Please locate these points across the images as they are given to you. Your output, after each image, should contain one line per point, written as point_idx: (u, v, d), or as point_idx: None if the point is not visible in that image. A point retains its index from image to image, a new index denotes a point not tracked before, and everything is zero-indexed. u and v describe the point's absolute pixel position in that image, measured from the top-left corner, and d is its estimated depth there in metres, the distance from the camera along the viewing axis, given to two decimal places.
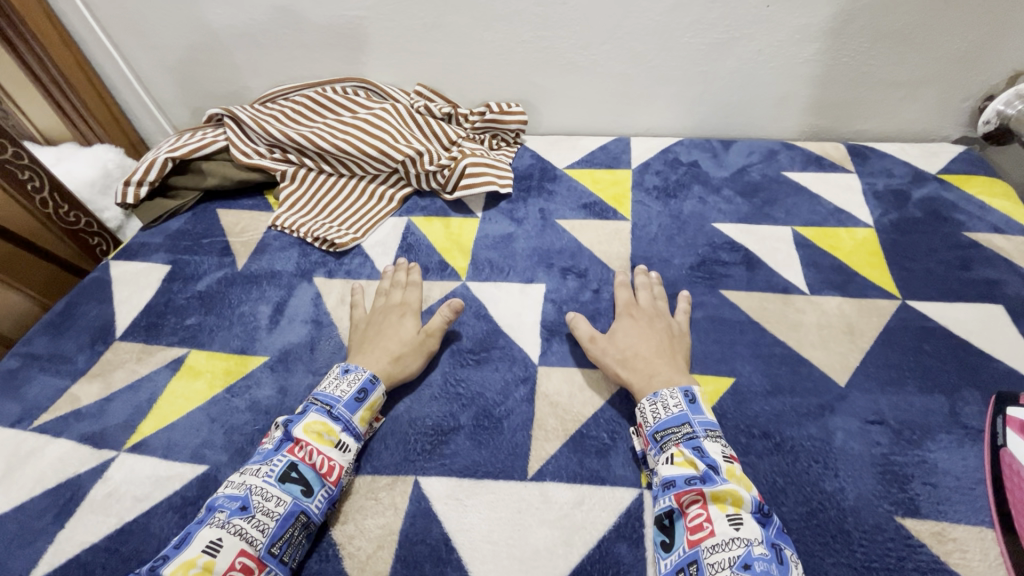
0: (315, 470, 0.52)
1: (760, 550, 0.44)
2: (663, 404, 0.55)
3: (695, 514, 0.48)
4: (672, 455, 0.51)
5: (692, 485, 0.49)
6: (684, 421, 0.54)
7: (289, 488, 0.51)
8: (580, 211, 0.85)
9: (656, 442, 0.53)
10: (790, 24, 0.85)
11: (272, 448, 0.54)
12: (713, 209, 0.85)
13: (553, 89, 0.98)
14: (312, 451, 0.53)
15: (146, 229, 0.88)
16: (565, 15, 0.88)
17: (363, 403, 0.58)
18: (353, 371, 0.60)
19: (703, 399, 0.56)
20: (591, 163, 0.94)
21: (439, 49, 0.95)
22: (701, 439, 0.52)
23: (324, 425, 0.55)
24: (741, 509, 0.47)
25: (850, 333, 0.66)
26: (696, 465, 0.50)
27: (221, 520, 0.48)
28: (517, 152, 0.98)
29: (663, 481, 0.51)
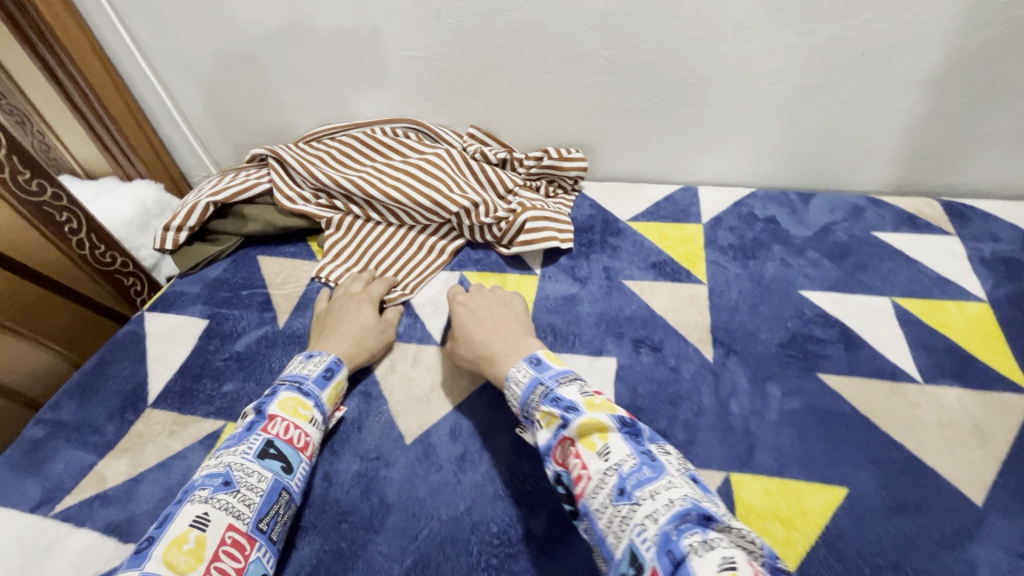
0: (289, 446, 0.52)
1: (628, 465, 0.44)
2: (518, 380, 0.55)
3: (573, 465, 0.46)
4: (539, 419, 0.50)
5: (560, 436, 0.48)
6: (536, 384, 0.53)
7: (269, 464, 0.49)
8: (648, 271, 0.78)
9: (528, 414, 0.52)
10: (886, 73, 0.77)
11: (244, 429, 0.52)
12: (798, 273, 0.76)
13: (615, 134, 0.92)
14: (289, 427, 0.53)
15: (184, 276, 0.83)
16: (635, 59, 0.81)
17: (331, 381, 0.59)
18: (317, 356, 0.61)
19: (547, 360, 0.57)
20: (657, 216, 0.87)
21: (495, 91, 0.89)
22: (557, 388, 0.52)
23: (297, 400, 0.55)
24: (606, 436, 0.46)
25: (979, 435, 0.57)
26: (557, 414, 0.49)
27: (204, 497, 0.45)
28: (575, 201, 0.91)
29: (546, 446, 0.49)
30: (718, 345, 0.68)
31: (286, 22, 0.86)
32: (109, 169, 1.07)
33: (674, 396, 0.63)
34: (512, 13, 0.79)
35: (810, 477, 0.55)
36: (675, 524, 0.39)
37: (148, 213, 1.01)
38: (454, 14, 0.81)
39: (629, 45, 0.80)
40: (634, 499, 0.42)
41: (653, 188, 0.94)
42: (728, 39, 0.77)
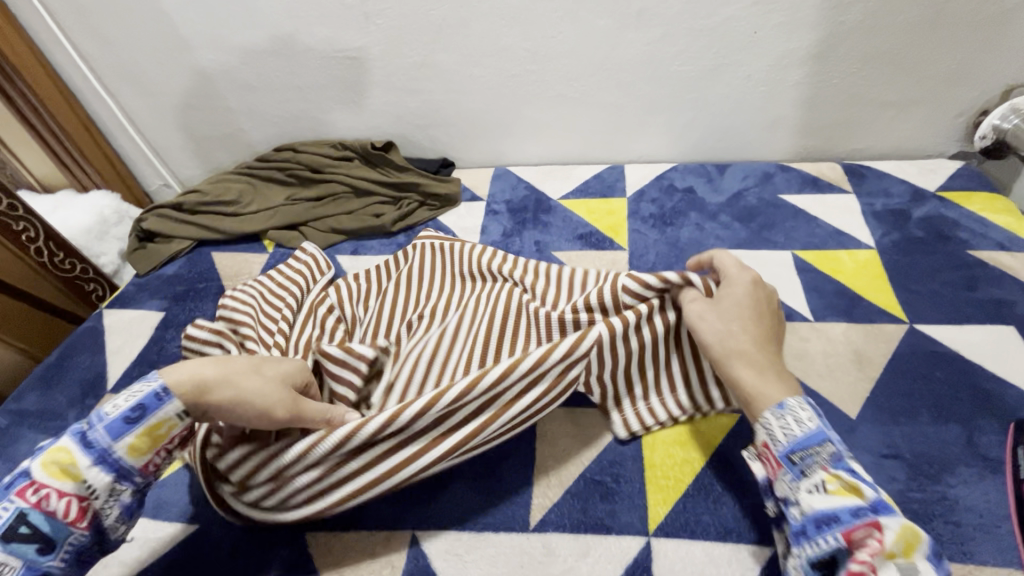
0: (54, 519, 0.42)
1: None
2: (796, 420, 0.46)
3: (861, 542, 0.39)
4: (825, 482, 0.42)
5: (862, 517, 0.40)
6: (825, 439, 0.44)
7: (19, 548, 0.41)
8: (576, 242, 0.85)
9: (795, 465, 0.45)
10: (777, 49, 0.85)
11: (6, 484, 0.43)
12: (710, 236, 0.84)
13: (544, 122, 0.99)
14: (47, 496, 0.42)
15: (143, 276, 0.88)
16: (553, 50, 0.88)
17: (136, 425, 0.45)
18: (140, 381, 0.46)
19: (830, 418, 0.48)
20: (586, 193, 0.95)
21: (429, 86, 0.96)
22: (850, 462, 0.43)
23: (69, 455, 0.43)
24: (913, 556, 0.38)
25: (858, 361, 0.65)
26: (861, 495, 0.41)
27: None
28: (511, 185, 0.98)
29: (816, 515, 0.42)
30: None
31: (226, 32, 0.92)
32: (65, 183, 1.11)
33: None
34: (436, 10, 0.85)
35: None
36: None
37: (106, 223, 1.04)
38: (382, 15, 0.87)
39: (546, 35, 0.87)
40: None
41: (584, 170, 1.02)
42: (634, 26, 0.84)
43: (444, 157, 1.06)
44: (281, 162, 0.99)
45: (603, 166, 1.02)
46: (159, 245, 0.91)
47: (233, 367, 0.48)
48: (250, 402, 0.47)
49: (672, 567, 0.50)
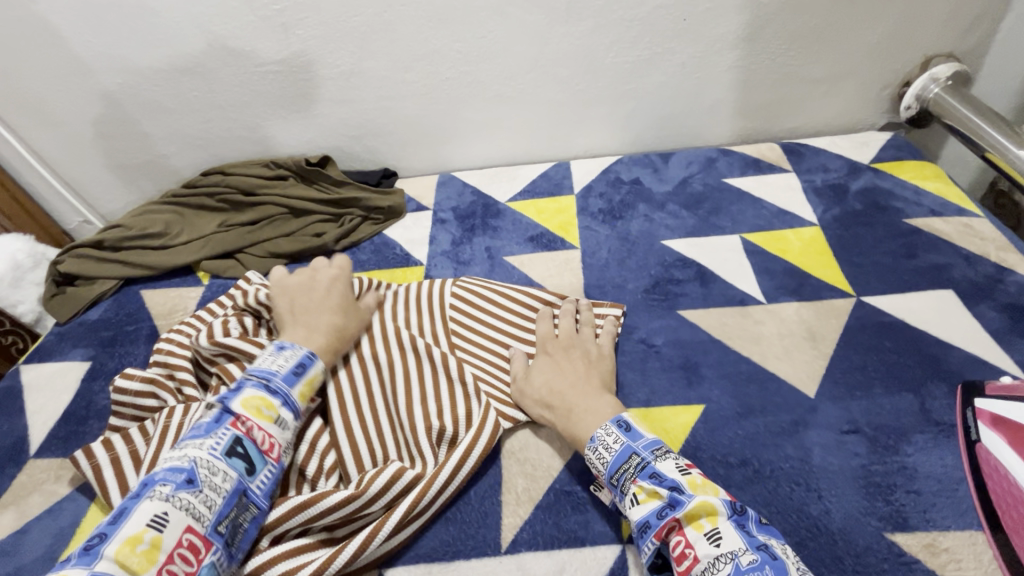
0: (255, 446, 0.48)
1: (748, 558, 0.40)
2: (606, 445, 0.51)
3: (675, 542, 0.44)
4: (634, 494, 0.47)
5: (665, 518, 0.44)
6: (630, 454, 0.49)
7: (234, 463, 0.46)
8: (527, 245, 0.84)
9: (616, 488, 0.48)
10: (708, 35, 0.85)
11: (211, 421, 0.48)
12: (658, 225, 0.84)
13: (484, 123, 0.96)
14: (254, 426, 0.49)
15: (64, 324, 0.82)
16: (485, 49, 0.86)
17: (302, 377, 0.55)
18: (289, 348, 0.57)
19: (638, 422, 0.52)
20: (534, 193, 0.93)
21: (362, 95, 0.92)
22: (653, 464, 0.48)
23: (262, 399, 0.51)
24: (717, 520, 0.43)
25: (812, 339, 0.65)
26: (661, 496, 0.46)
27: (164, 494, 0.43)
28: (457, 191, 0.96)
29: (638, 528, 0.45)
30: None
31: (133, 52, 0.86)
32: None
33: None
34: (360, 16, 0.82)
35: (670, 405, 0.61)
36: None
37: (20, 268, 0.95)
38: (301, 25, 0.83)
39: (477, 35, 0.84)
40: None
41: (530, 169, 1.00)
42: (564, 20, 0.83)
43: (385, 168, 1.02)
44: (211, 186, 0.93)
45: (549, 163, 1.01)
46: (80, 289, 0.85)
47: (333, 327, 0.62)
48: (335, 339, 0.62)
49: (648, 570, 0.49)
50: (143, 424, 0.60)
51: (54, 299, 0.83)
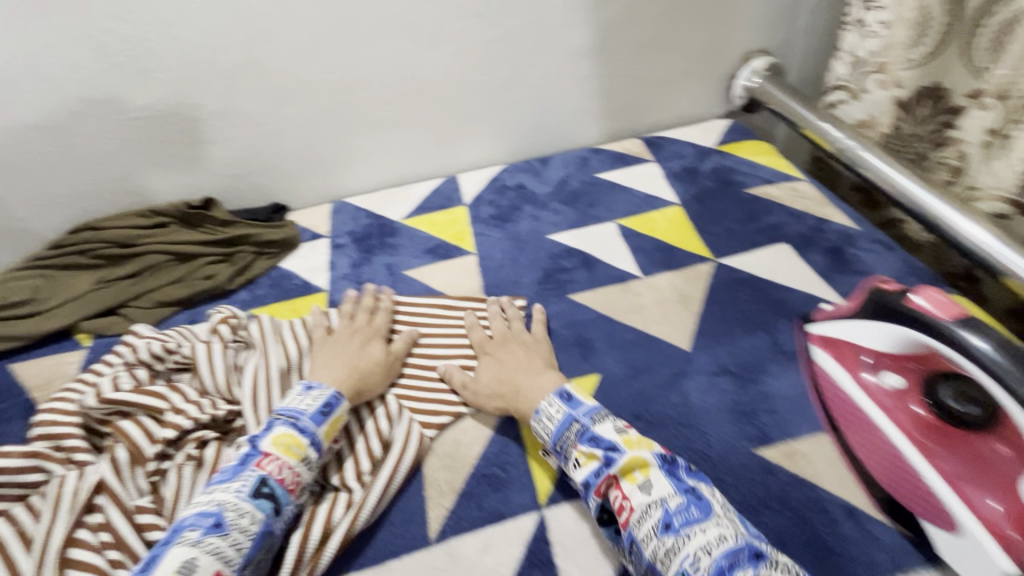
0: (281, 486, 0.54)
1: (676, 502, 0.50)
2: (548, 416, 0.60)
3: (614, 496, 0.53)
4: (577, 459, 0.56)
5: (603, 475, 0.53)
6: (572, 421, 0.58)
7: (261, 505, 0.52)
8: (424, 257, 0.90)
9: (561, 453, 0.58)
10: (550, 56, 1.00)
11: (238, 464, 0.55)
12: (538, 222, 0.92)
13: (367, 149, 1.03)
14: (281, 466, 0.55)
15: None
16: (355, 78, 0.93)
17: (328, 416, 0.61)
18: (315, 388, 0.63)
19: (337, 416, 0.62)
20: (427, 209, 1.00)
21: (242, 133, 0.95)
22: (312, 438, 0.58)
23: (291, 437, 0.57)
24: (648, 472, 0.53)
25: (684, 300, 0.75)
26: (597, 458, 0.55)
27: (193, 539, 0.48)
28: (352, 215, 1.00)
29: (583, 487, 0.55)
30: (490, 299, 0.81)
31: None
32: None
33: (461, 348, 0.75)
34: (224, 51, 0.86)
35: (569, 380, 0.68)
36: (730, 557, 0.45)
37: None
38: (167, 69, 0.85)
39: (343, 62, 0.91)
40: (683, 535, 0.47)
41: (417, 187, 1.06)
42: (422, 45, 0.93)
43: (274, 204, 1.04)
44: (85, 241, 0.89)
45: (434, 180, 1.09)
46: None
47: (359, 364, 0.68)
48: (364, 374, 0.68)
49: None
50: (34, 500, 0.59)
51: None
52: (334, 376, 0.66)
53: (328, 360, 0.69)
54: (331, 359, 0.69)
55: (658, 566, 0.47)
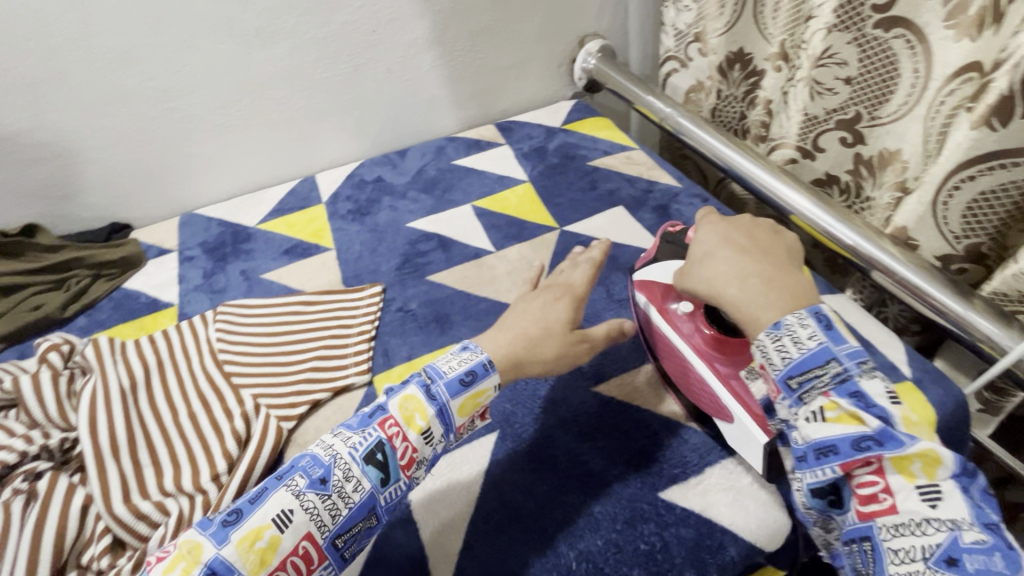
0: (863, 496, 0.37)
1: (972, 534, 0.34)
2: (795, 338, 0.40)
3: (865, 480, 0.37)
4: (822, 410, 0.39)
5: (864, 450, 0.37)
6: (827, 359, 0.39)
7: (370, 472, 0.43)
8: (555, 201, 0.86)
9: (794, 391, 0.40)
10: None
11: (455, 386, 0.47)
12: (659, 163, 0.91)
13: (484, 91, 1.05)
14: (892, 482, 0.37)
15: (41, 328, 0.71)
16: (494, 24, 0.96)
17: (774, 330, 0.44)
18: (828, 318, 0.41)
19: (838, 321, 0.42)
20: (551, 156, 0.95)
21: (379, 73, 0.92)
22: (857, 380, 0.39)
23: (910, 416, 0.38)
24: (934, 477, 0.36)
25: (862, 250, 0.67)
26: (863, 423, 0.37)
27: (854, 434, 0.37)
28: (472, 156, 0.97)
29: (811, 444, 0.39)
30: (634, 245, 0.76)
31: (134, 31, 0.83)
32: None
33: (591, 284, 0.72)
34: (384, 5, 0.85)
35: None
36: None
37: None
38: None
39: (491, 14, 0.95)
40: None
41: (526, 127, 1.04)
42: None
43: (394, 147, 1.02)
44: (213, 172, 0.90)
45: (543, 124, 1.05)
46: (60, 289, 0.74)
47: (530, 331, 0.53)
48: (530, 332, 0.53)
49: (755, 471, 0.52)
50: (184, 413, 0.59)
51: (26, 302, 0.72)
52: (728, 267, 0.48)
53: (718, 246, 0.50)
54: (714, 243, 0.50)
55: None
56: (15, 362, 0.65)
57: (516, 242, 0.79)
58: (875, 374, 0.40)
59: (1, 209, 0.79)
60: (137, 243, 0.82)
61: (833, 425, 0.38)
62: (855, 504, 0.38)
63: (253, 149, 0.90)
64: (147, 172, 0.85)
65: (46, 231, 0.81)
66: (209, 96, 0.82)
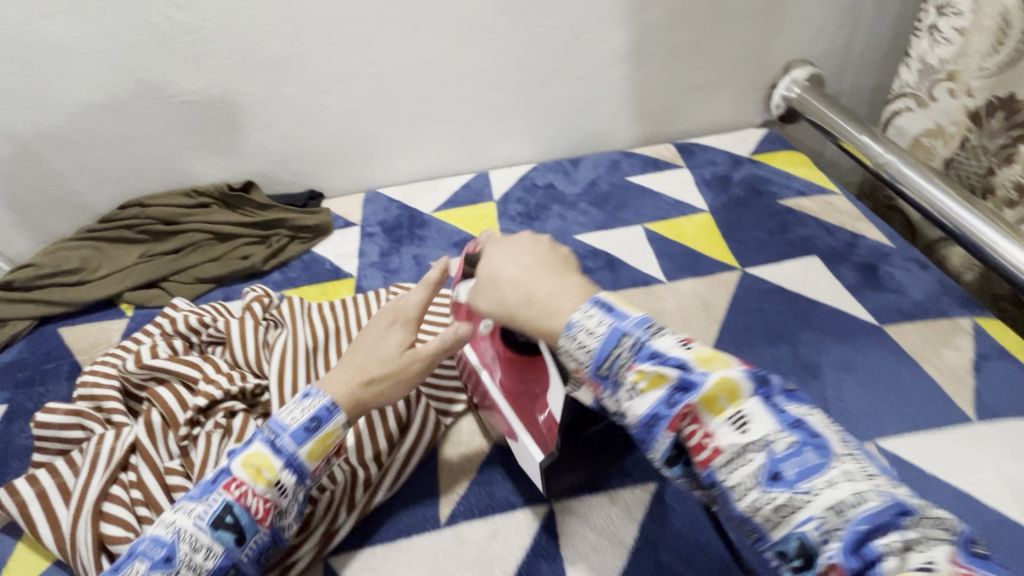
0: (248, 514, 0.40)
1: (783, 444, 0.29)
2: (587, 331, 0.36)
3: (692, 432, 0.31)
4: (633, 383, 0.33)
5: (676, 406, 0.31)
6: (620, 336, 0.35)
7: (222, 536, 0.40)
8: (736, 238, 0.79)
9: (607, 378, 0.35)
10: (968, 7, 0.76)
11: (209, 480, 0.42)
12: (866, 214, 0.80)
13: (670, 109, 0.99)
14: (247, 491, 0.41)
15: (247, 277, 0.80)
16: (698, 40, 0.91)
17: (315, 434, 0.43)
18: (310, 396, 0.44)
19: (623, 300, 0.37)
20: (736, 187, 0.88)
21: (570, 81, 0.91)
22: (650, 344, 0.34)
23: (264, 458, 0.42)
24: (740, 403, 0.30)
25: None
26: (666, 379, 0.32)
27: (649, 424, 0.32)
28: (648, 175, 0.93)
29: (643, 424, 0.33)
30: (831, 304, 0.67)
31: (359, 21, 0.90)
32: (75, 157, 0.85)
33: (775, 340, 0.64)
34: (592, 12, 0.84)
35: (925, 408, 0.56)
36: (871, 522, 0.26)
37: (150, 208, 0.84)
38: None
39: (698, 30, 0.90)
40: (801, 490, 0.28)
41: (709, 152, 0.97)
42: None
43: (566, 154, 1.01)
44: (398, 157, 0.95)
45: (728, 151, 0.97)
46: (263, 245, 0.83)
47: (368, 362, 0.47)
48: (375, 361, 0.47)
49: None
50: None
51: (237, 250, 0.82)
52: (577, 281, 0.41)
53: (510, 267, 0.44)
54: (501, 261, 0.44)
55: (772, 531, 0.29)
56: (224, 303, 0.73)
57: (690, 276, 0.73)
58: (670, 330, 0.35)
59: (230, 166, 0.90)
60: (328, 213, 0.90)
61: (645, 397, 0.33)
62: (701, 465, 0.31)
63: (438, 140, 0.93)
64: (345, 149, 0.92)
65: (259, 189, 0.91)
66: (412, 86, 0.86)
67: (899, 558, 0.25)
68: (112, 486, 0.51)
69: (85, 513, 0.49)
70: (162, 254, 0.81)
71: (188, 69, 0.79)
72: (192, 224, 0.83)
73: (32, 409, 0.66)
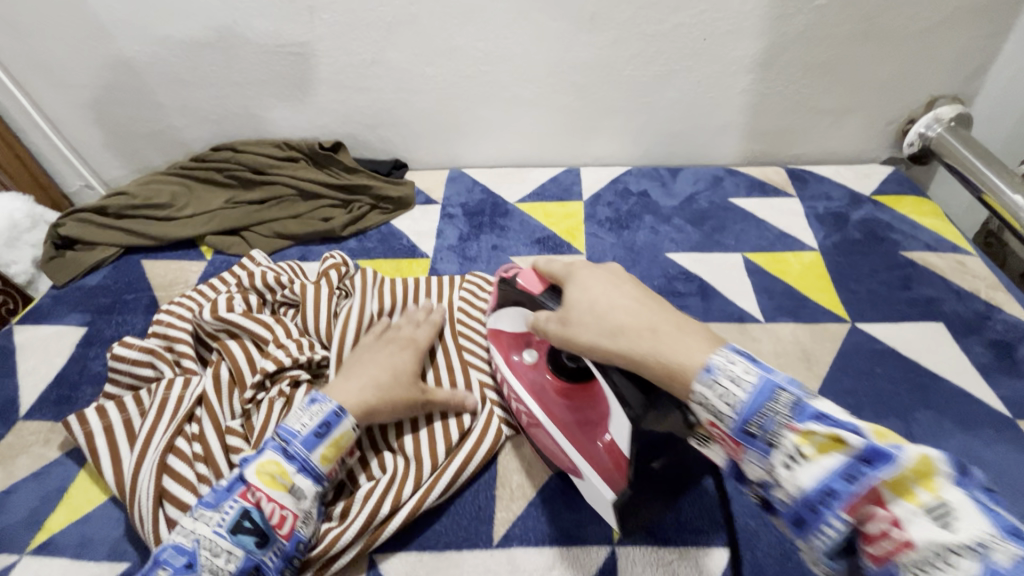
0: (265, 519, 0.42)
1: (995, 547, 0.26)
2: (735, 382, 0.34)
3: (868, 513, 0.29)
4: (795, 446, 0.31)
5: (852, 477, 0.29)
6: (776, 391, 0.33)
7: (242, 542, 0.41)
8: (847, 285, 0.71)
9: (757, 440, 0.33)
10: None
11: (222, 488, 0.43)
12: (1006, 284, 0.70)
13: (788, 129, 0.90)
14: (262, 498, 0.42)
15: (322, 241, 0.79)
16: (838, 60, 0.82)
17: (324, 439, 0.45)
18: (318, 400, 0.47)
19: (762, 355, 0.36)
20: (850, 228, 0.79)
21: (685, 83, 0.84)
22: (812, 404, 0.32)
23: (277, 464, 0.43)
24: (935, 487, 0.28)
25: None
26: (842, 446, 0.30)
27: (800, 486, 0.31)
28: (751, 198, 0.85)
29: (808, 495, 0.30)
30: (952, 382, 0.59)
31: None
32: (177, 93, 0.86)
33: (884, 411, 0.57)
34: (727, 14, 0.76)
35: None
36: None
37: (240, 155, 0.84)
38: None
39: (842, 48, 0.80)
40: None
41: (824, 184, 0.88)
42: None
43: (665, 161, 0.94)
44: (490, 139, 0.91)
45: (847, 186, 0.88)
46: (342, 209, 0.82)
47: (382, 379, 0.51)
48: (391, 385, 0.51)
49: None
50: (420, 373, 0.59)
51: (317, 212, 0.81)
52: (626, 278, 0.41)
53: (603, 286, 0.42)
54: (589, 285, 0.43)
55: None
56: (300, 263, 0.72)
57: (790, 319, 0.67)
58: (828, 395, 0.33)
59: (323, 123, 0.89)
60: (412, 186, 0.87)
61: (808, 463, 0.31)
62: (880, 551, 0.28)
63: (534, 126, 0.89)
64: (439, 122, 0.89)
65: (347, 151, 0.90)
66: (518, 68, 0.81)
67: (923, 520, 0.27)
68: (176, 439, 0.51)
69: (149, 459, 0.49)
70: (246, 203, 0.81)
71: (300, 20, 0.77)
72: (279, 176, 0.82)
73: (110, 336, 0.67)
